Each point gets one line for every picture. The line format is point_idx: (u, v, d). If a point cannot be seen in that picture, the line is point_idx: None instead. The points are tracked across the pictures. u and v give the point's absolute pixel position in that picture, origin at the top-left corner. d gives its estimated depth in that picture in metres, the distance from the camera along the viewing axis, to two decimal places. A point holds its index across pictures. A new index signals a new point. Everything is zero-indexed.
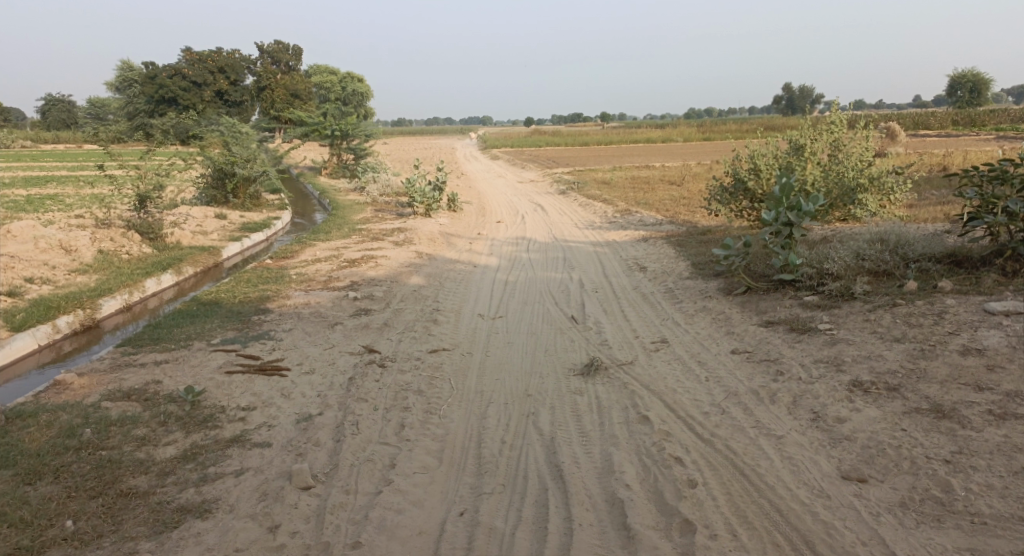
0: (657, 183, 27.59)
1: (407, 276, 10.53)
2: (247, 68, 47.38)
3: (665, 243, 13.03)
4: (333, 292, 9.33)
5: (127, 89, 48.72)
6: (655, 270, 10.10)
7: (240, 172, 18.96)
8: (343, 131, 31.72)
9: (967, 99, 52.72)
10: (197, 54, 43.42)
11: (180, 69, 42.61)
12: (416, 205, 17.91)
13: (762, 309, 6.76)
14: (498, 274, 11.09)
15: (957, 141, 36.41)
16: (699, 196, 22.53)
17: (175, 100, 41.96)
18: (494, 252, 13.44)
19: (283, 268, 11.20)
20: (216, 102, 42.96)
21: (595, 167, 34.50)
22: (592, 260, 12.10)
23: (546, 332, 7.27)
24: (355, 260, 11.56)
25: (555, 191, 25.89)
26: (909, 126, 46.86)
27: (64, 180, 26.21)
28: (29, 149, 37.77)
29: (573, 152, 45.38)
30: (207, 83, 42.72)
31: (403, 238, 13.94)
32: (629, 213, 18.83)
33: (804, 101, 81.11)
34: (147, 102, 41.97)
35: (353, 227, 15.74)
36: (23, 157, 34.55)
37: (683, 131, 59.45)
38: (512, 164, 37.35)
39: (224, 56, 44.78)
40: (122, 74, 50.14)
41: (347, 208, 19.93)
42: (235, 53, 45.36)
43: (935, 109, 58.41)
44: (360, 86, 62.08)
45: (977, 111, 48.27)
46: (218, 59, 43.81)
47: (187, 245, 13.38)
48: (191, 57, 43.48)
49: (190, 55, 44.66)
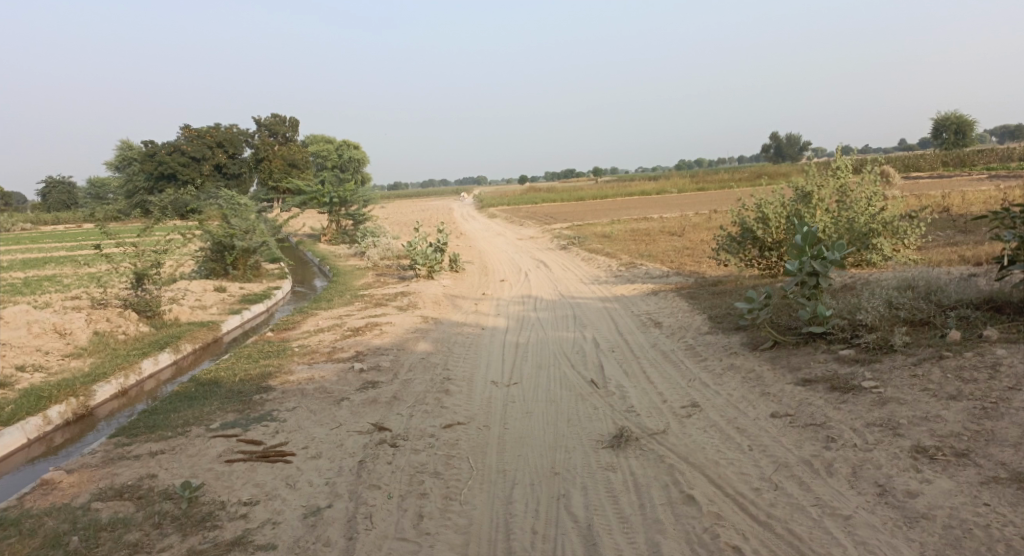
0: (658, 235, 27.40)
1: (413, 343, 10.13)
2: (244, 140, 47.97)
3: (677, 295, 12.67)
4: (338, 364, 8.92)
5: (127, 167, 49.12)
6: (671, 326, 9.71)
7: (239, 244, 18.73)
8: (341, 198, 31.74)
9: (955, 140, 53.26)
10: (195, 130, 43.96)
11: (179, 145, 43.07)
12: (418, 268, 17.63)
13: (794, 365, 6.36)
14: (508, 336, 10.69)
15: (951, 181, 36.53)
16: (702, 246, 22.33)
17: (175, 175, 42.29)
18: (501, 313, 13.07)
19: (284, 340, 10.82)
20: (215, 175, 43.26)
21: (594, 221, 34.42)
22: (603, 317, 11.73)
23: (565, 399, 6.84)
24: (358, 328, 11.18)
25: (556, 247, 25.70)
26: (901, 168, 47.18)
27: (62, 260, 26.04)
28: (29, 230, 37.77)
29: (569, 208, 45.49)
30: (206, 157, 43.12)
31: (407, 303, 13.60)
32: (634, 266, 18.54)
33: (793, 148, 82.15)
34: None
35: (355, 293, 15.42)
36: (23, 239, 34.55)
37: (677, 183, 59.88)
38: (510, 222, 37.32)
39: (222, 130, 45.37)
40: (122, 153, 50.69)
41: (347, 274, 19.67)
42: (233, 127, 45.98)
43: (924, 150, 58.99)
44: (356, 152, 62.86)
45: (966, 151, 48.69)
46: (216, 133, 44.35)
47: (185, 321, 13.02)
48: (189, 133, 43.96)
49: (189, 131, 45.20)
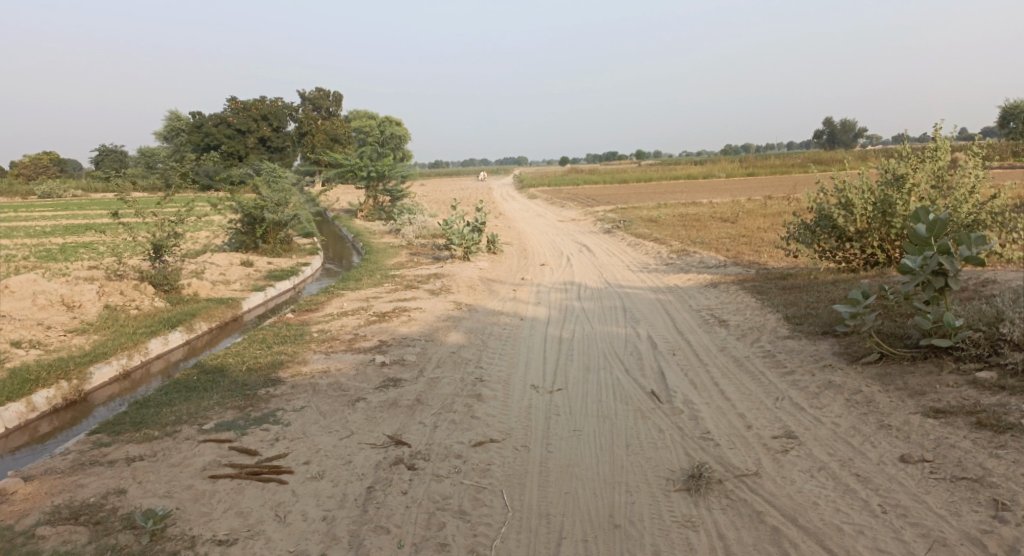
0: (707, 221, 25.87)
1: (444, 333, 9.02)
2: (289, 115, 47.50)
3: (740, 289, 11.33)
4: (357, 356, 7.86)
5: (173, 139, 48.83)
6: (741, 327, 8.43)
7: (269, 217, 17.83)
8: (379, 173, 30.80)
9: (1022, 132, 50.01)
10: (241, 102, 43.41)
11: (225, 117, 42.51)
12: (454, 248, 16.56)
13: (917, 391, 5.20)
14: (550, 329, 9.50)
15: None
16: (758, 234, 20.89)
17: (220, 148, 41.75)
18: (542, 301, 11.89)
19: (304, 324, 9.82)
20: (259, 149, 42.73)
21: (638, 205, 32.92)
22: (658, 310, 10.47)
23: (621, 415, 5.68)
24: (385, 313, 10.12)
25: (600, 230, 24.44)
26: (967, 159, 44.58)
27: (97, 228, 25.47)
28: (74, 197, 37.59)
29: (612, 190, 43.96)
30: (250, 129, 42.52)
31: (440, 286, 12.54)
32: (685, 254, 17.17)
33: (846, 136, 79.03)
34: (193, 149, 41.96)
35: (387, 273, 14.41)
36: (68, 206, 34.35)
37: (725, 168, 57.77)
38: (550, 203, 35.94)
39: (266, 103, 44.85)
40: (170, 124, 50.56)
41: (381, 252, 18.74)
42: (278, 101, 45.49)
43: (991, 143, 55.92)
44: (398, 129, 62.08)
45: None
46: (261, 106, 43.77)
47: (203, 296, 12.09)
48: (235, 106, 43.47)
49: (234, 103, 44.77)
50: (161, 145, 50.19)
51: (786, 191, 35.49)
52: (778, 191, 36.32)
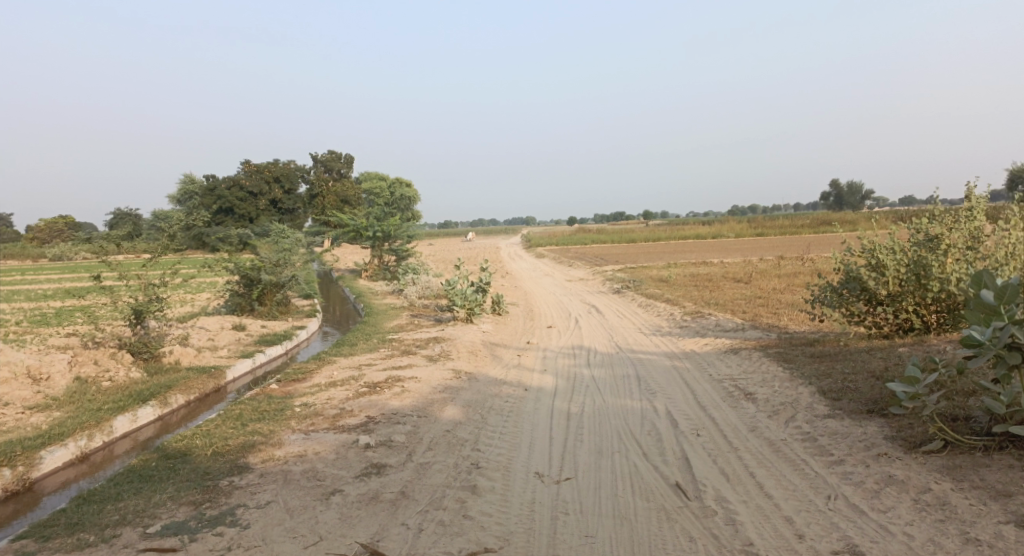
0: (720, 281, 25.06)
1: (440, 408, 8.14)
2: (299, 177, 47.68)
3: (764, 356, 10.43)
4: (340, 436, 6.97)
5: (186, 202, 48.99)
6: (770, 402, 7.52)
7: (265, 278, 17.13)
8: (385, 233, 30.31)
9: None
10: (252, 164, 43.48)
11: (236, 179, 42.42)
12: (456, 309, 15.78)
13: (1001, 494, 4.30)
14: (557, 402, 8.60)
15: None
16: (776, 294, 20.06)
17: (231, 210, 41.49)
18: (548, 368, 11.00)
19: (288, 396, 8.96)
20: (269, 210, 42.51)
21: (647, 265, 32.19)
22: (674, 380, 9.56)
23: (643, 516, 4.77)
24: (377, 383, 9.25)
25: (609, 290, 23.65)
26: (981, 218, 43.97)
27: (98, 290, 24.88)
28: (81, 258, 37.24)
29: (621, 250, 43.40)
30: (261, 191, 42.31)
31: (440, 351, 11.69)
32: (700, 316, 16.30)
33: (853, 196, 78.93)
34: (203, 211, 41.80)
35: (385, 338, 13.58)
36: (74, 269, 33.90)
37: (734, 227, 57.25)
38: (557, 263, 35.28)
39: (277, 165, 44.99)
40: (182, 186, 50.72)
41: (382, 314, 17.96)
42: (289, 163, 45.65)
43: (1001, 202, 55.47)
44: (407, 190, 62.24)
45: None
46: (272, 168, 43.84)
47: (186, 365, 11.27)
48: (247, 168, 43.57)
49: (246, 166, 44.92)
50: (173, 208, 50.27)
51: (799, 250, 34.81)
52: (790, 250, 35.62)
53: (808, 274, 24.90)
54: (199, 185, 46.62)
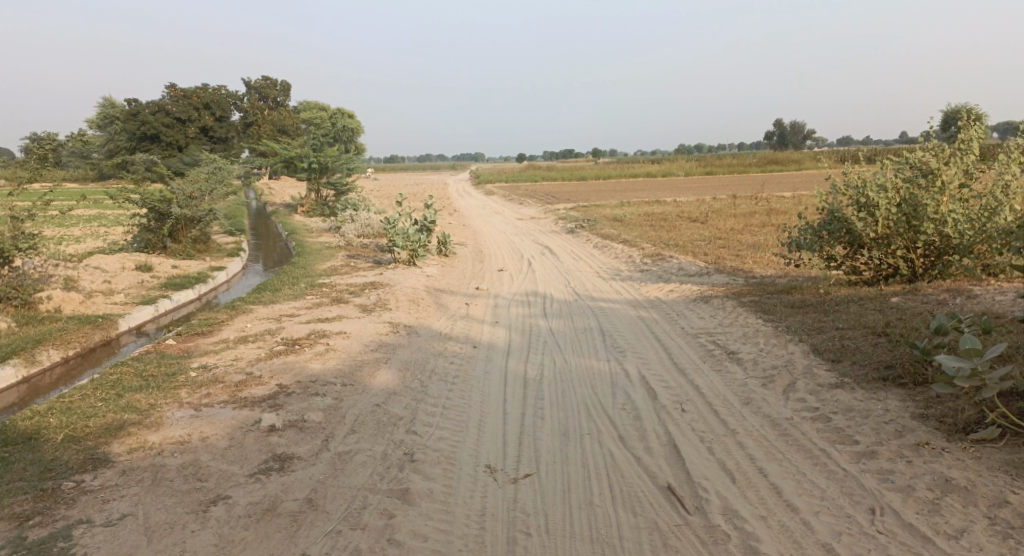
0: (675, 220, 24.10)
1: (369, 371, 6.76)
2: (232, 104, 44.32)
3: (740, 306, 9.34)
4: (237, 412, 5.55)
5: (109, 128, 45.18)
6: (761, 366, 6.38)
7: (179, 212, 15.21)
8: (322, 165, 28.17)
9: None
10: (181, 90, 40.10)
11: (164, 105, 38.98)
12: (397, 250, 14.27)
13: None
14: (510, 363, 7.34)
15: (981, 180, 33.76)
16: (735, 236, 19.17)
17: (158, 136, 37.89)
18: (500, 320, 9.70)
19: (185, 355, 7.45)
20: (201, 139, 39.34)
21: (599, 203, 30.97)
22: (641, 335, 8.39)
23: (630, 541, 3.63)
24: (295, 339, 7.79)
25: (561, 229, 22.41)
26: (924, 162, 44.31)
27: None
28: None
29: (571, 188, 42.09)
30: (191, 118, 38.96)
31: (375, 298, 10.26)
32: (661, 258, 15.18)
33: (797, 137, 79.29)
34: (129, 138, 38.35)
35: (313, 282, 12.04)
36: None
37: (683, 165, 56.43)
38: (506, 199, 33.77)
39: (209, 92, 41.61)
40: (104, 111, 46.72)
41: (315, 254, 16.31)
42: (221, 89, 42.27)
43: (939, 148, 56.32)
44: (350, 121, 59.12)
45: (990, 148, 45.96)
46: (203, 95, 40.51)
47: (69, 314, 9.56)
48: (175, 94, 40.22)
49: (173, 90, 41.45)
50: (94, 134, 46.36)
51: (751, 190, 34.16)
52: (742, 189, 34.98)
53: (765, 214, 24.16)
54: (122, 112, 42.90)
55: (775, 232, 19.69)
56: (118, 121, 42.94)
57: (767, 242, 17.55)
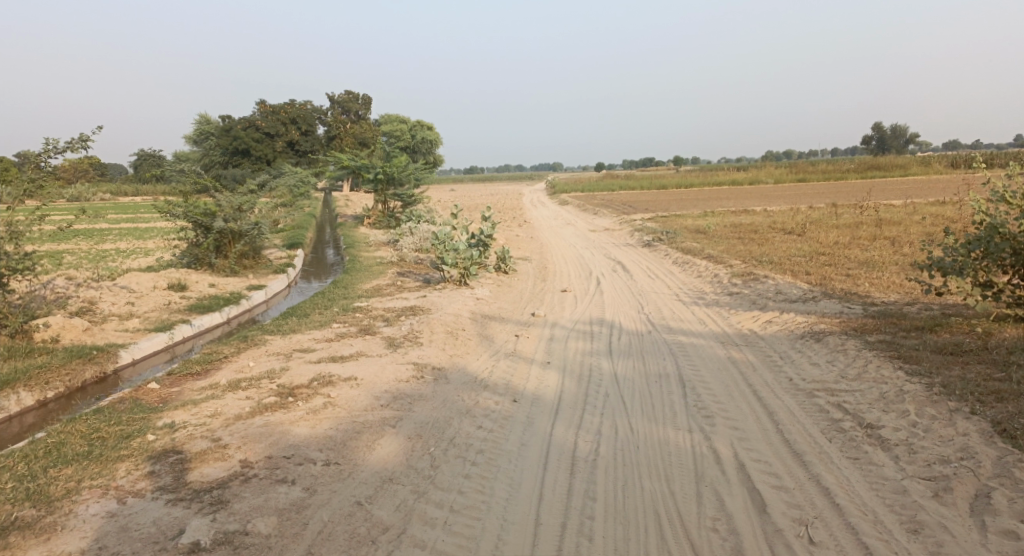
0: (767, 233, 21.76)
1: (369, 437, 5.12)
2: (316, 116, 44.41)
3: (865, 351, 7.24)
4: (167, 510, 4.04)
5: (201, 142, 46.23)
6: (921, 459, 4.39)
7: (221, 225, 14.13)
8: (389, 175, 27.13)
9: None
10: (270, 105, 40.43)
11: (253, 120, 39.30)
12: (447, 269, 12.72)
13: None
14: (557, 427, 5.59)
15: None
16: (840, 252, 16.80)
17: (248, 151, 38.44)
18: (553, 360, 7.93)
19: (157, 405, 5.99)
20: (287, 153, 39.55)
21: (681, 213, 28.75)
22: (732, 390, 6.45)
23: None
24: (294, 385, 6.23)
25: (639, 242, 20.43)
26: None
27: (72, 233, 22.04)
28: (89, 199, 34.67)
29: (652, 197, 39.86)
30: (278, 132, 39.19)
31: (410, 328, 8.68)
32: (754, 279, 13.05)
33: (895, 143, 74.22)
34: (222, 153, 38.85)
35: (349, 304, 10.59)
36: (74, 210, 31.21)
37: (772, 172, 53.12)
38: (583, 210, 32.01)
39: (296, 106, 41.74)
40: (199, 127, 47.65)
41: (365, 270, 14.99)
42: (306, 104, 42.37)
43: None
44: (430, 132, 58.71)
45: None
46: (290, 109, 40.71)
47: (64, 345, 8.34)
48: (264, 109, 40.52)
49: (260, 105, 41.73)
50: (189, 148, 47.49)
51: (853, 198, 31.09)
52: (841, 198, 32.00)
53: (873, 225, 21.51)
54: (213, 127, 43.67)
55: (887, 247, 17.17)
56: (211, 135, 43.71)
57: (878, 261, 15.13)
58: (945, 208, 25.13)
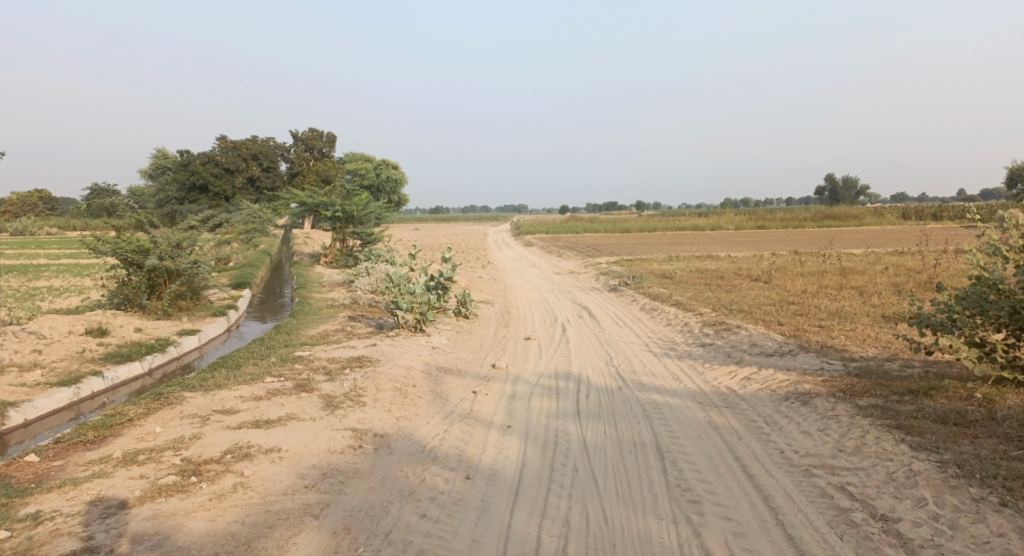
0: (734, 279, 21.32)
1: (285, 536, 4.20)
2: (278, 153, 43.36)
3: (859, 418, 6.52)
4: None
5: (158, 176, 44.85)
6: None
7: (154, 262, 13.07)
8: (348, 213, 26.16)
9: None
10: (230, 140, 39.34)
11: (213, 155, 38.11)
12: (400, 314, 11.76)
13: None
14: (518, 517, 4.70)
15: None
16: (810, 301, 16.32)
17: (206, 188, 37.13)
18: (514, 421, 7.03)
19: (29, 485, 4.95)
20: (247, 190, 38.33)
21: (647, 257, 28.32)
22: (717, 464, 5.64)
23: None
24: (203, 459, 5.26)
25: (604, 286, 19.76)
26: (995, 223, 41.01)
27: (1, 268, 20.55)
28: (30, 234, 32.85)
29: (616, 240, 39.51)
30: (239, 168, 38.02)
31: (352, 383, 7.72)
32: (726, 329, 12.40)
33: (847, 193, 76.05)
34: (178, 188, 37.43)
35: (288, 354, 9.60)
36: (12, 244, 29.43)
37: (734, 219, 53.51)
38: (546, 252, 31.41)
39: (257, 142, 40.67)
40: (155, 160, 46.18)
41: (314, 314, 13.98)
42: (268, 140, 41.33)
43: (1004, 204, 52.80)
44: (395, 171, 57.94)
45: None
46: (251, 145, 39.63)
47: None
48: (224, 144, 39.43)
49: (221, 140, 40.59)
50: (144, 181, 45.89)
51: (817, 246, 31.11)
52: (805, 246, 31.99)
53: (839, 274, 21.24)
54: (171, 162, 42.31)
55: (857, 297, 16.79)
56: (167, 171, 42.29)
57: (850, 311, 14.64)
58: (908, 257, 25.08)
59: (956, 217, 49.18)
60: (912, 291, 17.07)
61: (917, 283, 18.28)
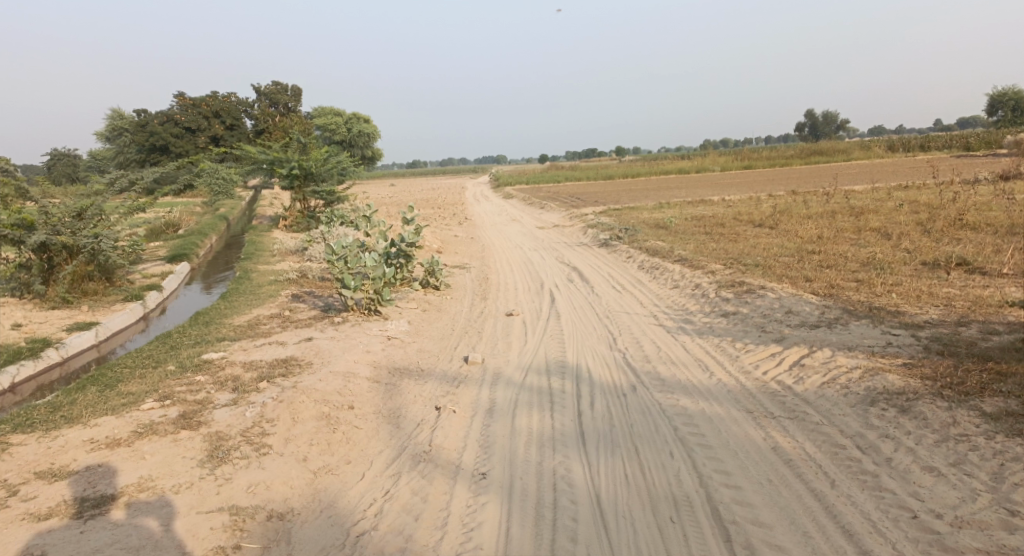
0: (737, 225, 19.07)
1: None
2: (241, 109, 40.00)
3: (1005, 442, 4.37)
4: None
5: (112, 138, 41.37)
6: None
7: (38, 239, 10.46)
8: (306, 170, 23.44)
9: (1011, 117, 47.27)
10: (189, 97, 35.91)
11: (172, 114, 34.83)
12: (349, 294, 9.33)
13: None
14: None
15: None
16: (833, 248, 14.12)
17: (168, 149, 34.01)
18: (494, 462, 4.78)
19: None
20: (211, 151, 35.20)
21: (636, 205, 26.02)
22: None
23: None
24: None
25: (596, 240, 17.45)
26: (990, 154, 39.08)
27: None
28: None
29: (600, 188, 37.16)
30: (200, 127, 34.77)
31: (256, 409, 5.41)
32: (749, 290, 10.18)
33: (828, 128, 73.56)
34: (137, 150, 34.35)
35: (191, 357, 7.27)
36: None
37: (719, 159, 50.96)
38: (528, 204, 28.94)
39: (217, 98, 37.29)
40: (111, 123, 42.81)
41: (250, 291, 11.58)
42: (228, 96, 37.93)
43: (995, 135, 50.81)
44: (366, 124, 54.62)
45: None
46: (212, 101, 36.24)
47: None
48: (183, 102, 36.05)
49: (177, 97, 37.16)
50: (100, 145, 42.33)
51: (817, 184, 28.91)
52: (804, 185, 29.78)
53: (853, 213, 19.06)
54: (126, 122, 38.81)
55: (883, 241, 14.61)
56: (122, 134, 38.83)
57: (884, 259, 12.44)
58: (918, 192, 22.91)
59: (945, 147, 47.18)
60: (946, 231, 14.91)
61: (949, 220, 16.08)
